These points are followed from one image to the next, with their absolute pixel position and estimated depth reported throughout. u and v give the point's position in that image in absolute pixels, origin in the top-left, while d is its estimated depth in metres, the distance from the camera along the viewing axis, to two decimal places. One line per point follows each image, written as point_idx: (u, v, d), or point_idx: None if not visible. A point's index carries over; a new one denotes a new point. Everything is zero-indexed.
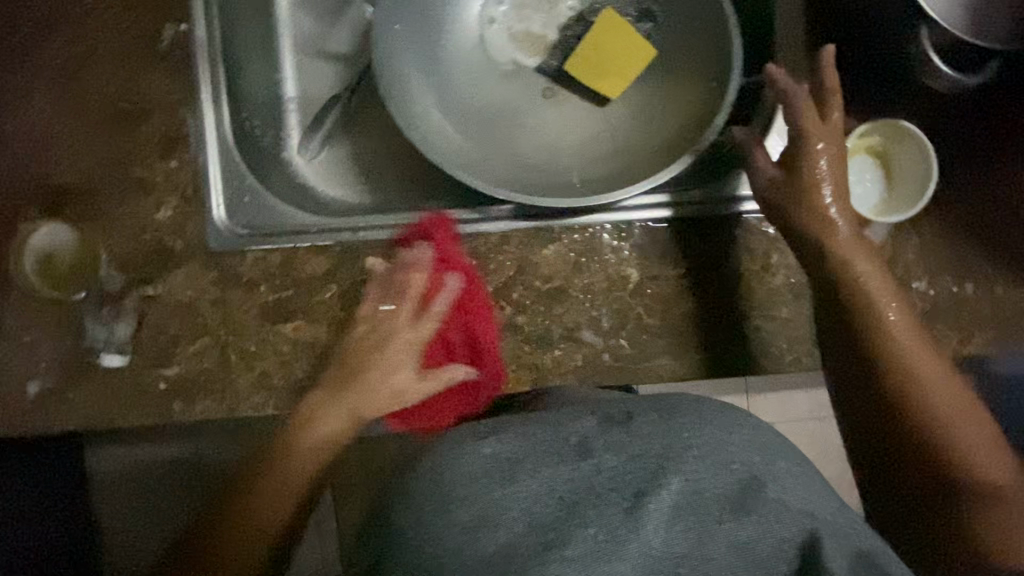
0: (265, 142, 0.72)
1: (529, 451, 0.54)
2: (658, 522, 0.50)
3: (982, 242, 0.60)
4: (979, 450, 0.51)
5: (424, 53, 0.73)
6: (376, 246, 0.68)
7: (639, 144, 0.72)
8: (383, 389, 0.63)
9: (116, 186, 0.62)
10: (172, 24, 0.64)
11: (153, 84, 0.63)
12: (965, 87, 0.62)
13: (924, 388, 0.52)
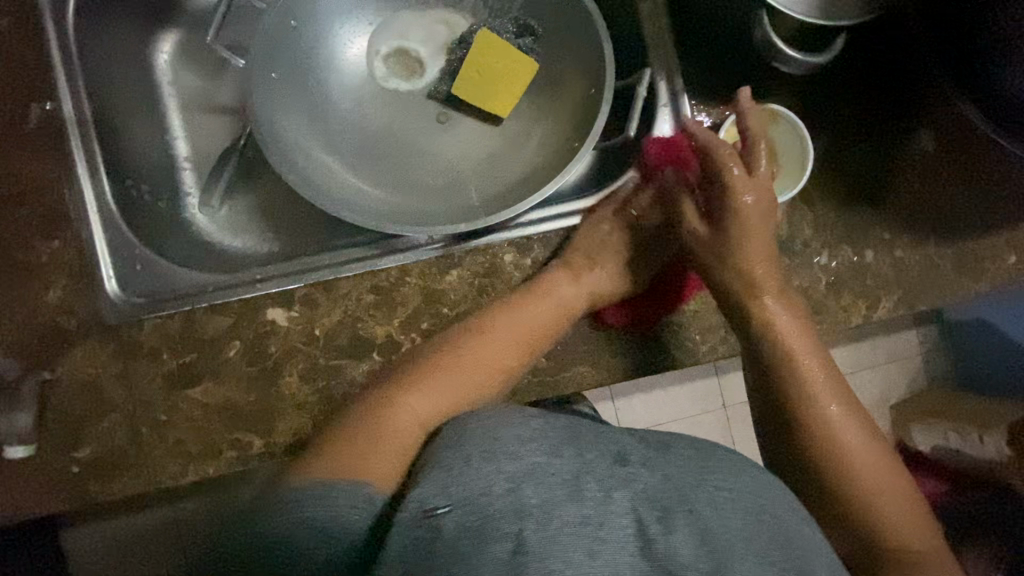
0: (160, 204, 0.72)
1: (568, 446, 0.46)
2: (688, 531, 0.41)
3: (870, 209, 0.66)
4: (893, 499, 0.50)
5: (309, 94, 0.75)
6: (277, 297, 0.64)
7: (534, 157, 0.74)
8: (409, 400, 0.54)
9: (1, 275, 0.62)
10: (37, 103, 0.63)
11: (25, 167, 0.62)
12: (812, 68, 0.65)
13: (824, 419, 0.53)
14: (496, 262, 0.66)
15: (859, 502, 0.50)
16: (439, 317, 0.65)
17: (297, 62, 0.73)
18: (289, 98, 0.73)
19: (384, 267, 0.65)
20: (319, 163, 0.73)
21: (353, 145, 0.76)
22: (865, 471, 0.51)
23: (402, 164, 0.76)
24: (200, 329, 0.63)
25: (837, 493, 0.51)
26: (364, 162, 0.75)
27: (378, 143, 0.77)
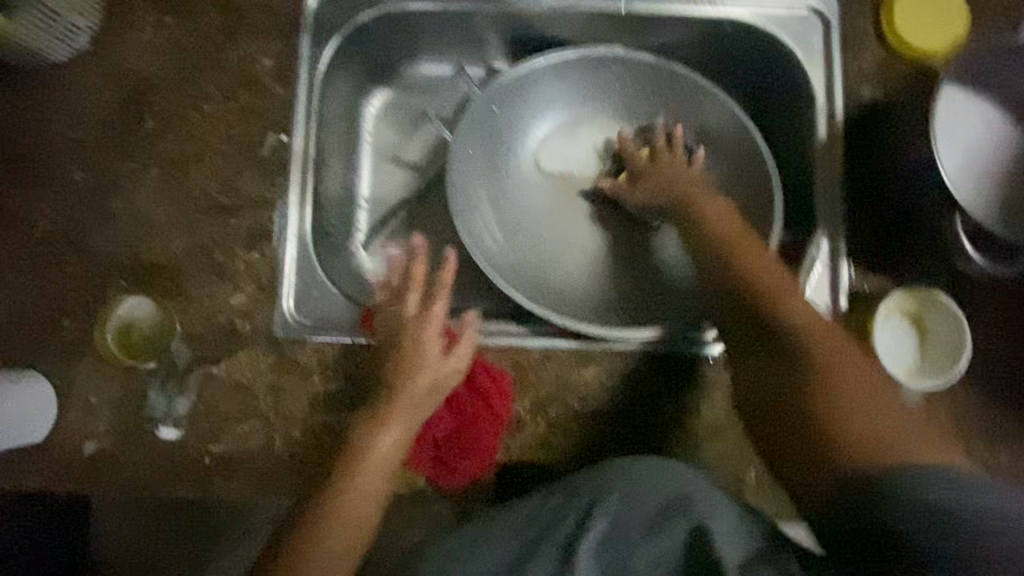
0: (337, 236, 0.80)
1: None
2: None
3: (1015, 418, 0.66)
4: (852, 382, 0.54)
5: (492, 172, 0.82)
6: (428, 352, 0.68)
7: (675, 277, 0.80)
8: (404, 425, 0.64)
9: (200, 270, 0.69)
10: (275, 134, 0.71)
11: (250, 185, 0.70)
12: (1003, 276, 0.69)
13: (820, 392, 0.54)
14: (634, 368, 0.68)
15: (833, 420, 0.53)
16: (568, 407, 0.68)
17: (493, 145, 0.82)
18: (478, 175, 0.81)
19: (532, 346, 0.69)
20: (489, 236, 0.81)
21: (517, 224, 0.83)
22: (831, 354, 0.56)
23: (555, 250, 0.83)
24: (354, 362, 0.68)
25: (816, 371, 0.55)
26: (524, 241, 0.83)
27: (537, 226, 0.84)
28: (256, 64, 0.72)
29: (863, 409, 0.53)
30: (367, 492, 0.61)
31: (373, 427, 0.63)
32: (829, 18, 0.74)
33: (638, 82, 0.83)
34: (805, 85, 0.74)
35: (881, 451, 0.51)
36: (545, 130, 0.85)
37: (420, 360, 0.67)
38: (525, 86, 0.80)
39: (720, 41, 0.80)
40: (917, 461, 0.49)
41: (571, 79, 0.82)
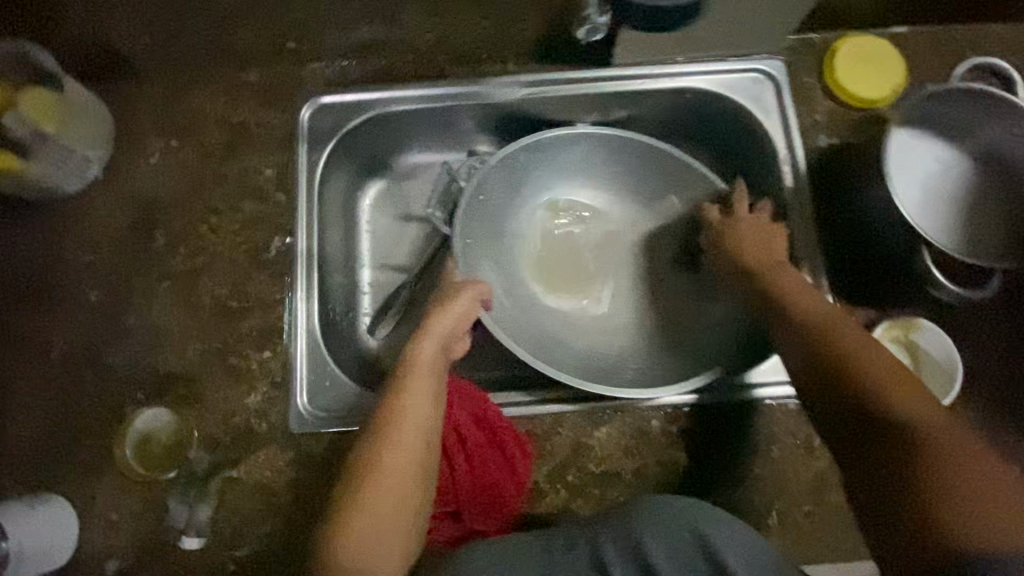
0: (344, 324, 0.83)
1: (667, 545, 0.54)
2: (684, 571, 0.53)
3: None
4: (976, 476, 0.45)
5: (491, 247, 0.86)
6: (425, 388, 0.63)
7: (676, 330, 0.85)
8: (414, 407, 0.61)
9: (215, 374, 0.71)
10: (279, 237, 0.76)
11: (258, 287, 0.74)
12: (980, 296, 0.72)
13: (877, 387, 0.52)
14: (645, 425, 0.70)
15: (846, 388, 0.53)
16: (585, 472, 0.69)
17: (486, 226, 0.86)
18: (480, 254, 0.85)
19: (539, 413, 0.70)
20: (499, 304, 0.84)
21: (518, 293, 0.87)
22: (927, 429, 0.48)
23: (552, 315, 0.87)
24: None
25: (864, 400, 0.52)
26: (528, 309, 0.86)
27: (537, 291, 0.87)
28: (258, 175, 0.78)
29: (855, 362, 0.54)
30: (398, 481, 0.57)
31: (383, 443, 0.58)
32: (779, 80, 0.81)
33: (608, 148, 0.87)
34: (766, 138, 0.80)
35: (967, 538, 0.43)
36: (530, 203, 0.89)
37: (426, 359, 0.65)
38: (509, 174, 0.86)
39: (685, 107, 0.85)
40: (992, 544, 0.42)
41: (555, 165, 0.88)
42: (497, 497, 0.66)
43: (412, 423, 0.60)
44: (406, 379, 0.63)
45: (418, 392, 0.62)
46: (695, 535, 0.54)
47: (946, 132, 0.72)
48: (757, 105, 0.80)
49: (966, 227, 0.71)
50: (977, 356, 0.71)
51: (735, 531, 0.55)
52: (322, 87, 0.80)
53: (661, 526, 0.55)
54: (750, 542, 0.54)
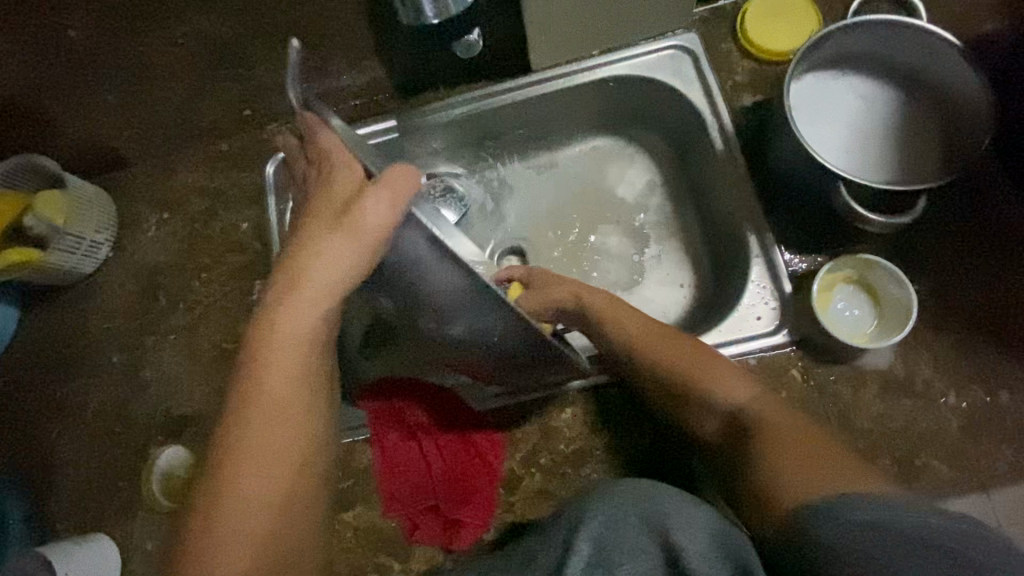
0: None
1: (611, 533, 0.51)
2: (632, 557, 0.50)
3: (993, 343, 0.68)
4: (789, 446, 0.53)
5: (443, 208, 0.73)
6: (284, 354, 0.55)
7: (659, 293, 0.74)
8: (274, 386, 0.54)
9: (219, 409, 0.80)
10: (260, 280, 0.86)
11: (247, 326, 0.83)
12: (929, 220, 0.71)
13: (709, 393, 0.62)
14: (607, 400, 0.73)
15: (693, 398, 0.63)
16: (556, 453, 0.72)
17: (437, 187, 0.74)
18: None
19: (506, 404, 0.74)
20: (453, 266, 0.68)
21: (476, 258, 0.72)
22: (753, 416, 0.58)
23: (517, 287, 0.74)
24: None
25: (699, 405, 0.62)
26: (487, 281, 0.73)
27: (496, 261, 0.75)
28: (237, 230, 0.88)
29: (684, 372, 0.63)
30: (264, 477, 0.52)
31: (237, 445, 0.52)
32: (696, 51, 0.82)
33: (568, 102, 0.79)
34: (689, 109, 0.83)
35: (797, 496, 0.50)
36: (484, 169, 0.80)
37: (285, 318, 0.55)
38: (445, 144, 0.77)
39: (613, 94, 0.88)
40: (817, 495, 0.48)
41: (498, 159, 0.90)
42: (477, 497, 0.70)
43: (274, 405, 0.54)
44: (262, 351, 0.54)
45: (276, 365, 0.54)
46: (640, 518, 0.52)
47: (861, 63, 0.72)
48: (678, 79, 0.83)
49: (901, 151, 0.70)
50: (935, 282, 0.70)
51: (688, 510, 0.51)
52: (281, 142, 0.90)
53: (608, 517, 0.52)
54: (704, 520, 0.50)
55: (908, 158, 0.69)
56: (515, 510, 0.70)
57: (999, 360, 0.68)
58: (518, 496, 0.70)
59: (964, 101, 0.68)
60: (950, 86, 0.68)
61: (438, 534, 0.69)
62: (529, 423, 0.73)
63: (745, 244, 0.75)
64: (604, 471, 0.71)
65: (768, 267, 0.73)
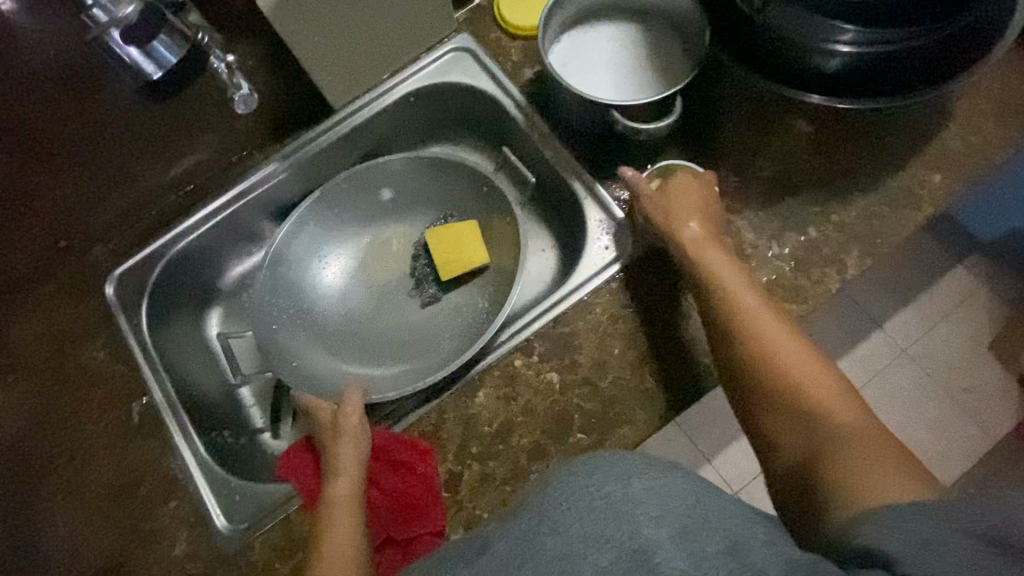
0: (240, 443, 0.86)
1: (575, 531, 0.42)
2: (595, 547, 0.40)
3: (787, 194, 0.80)
4: (865, 452, 0.54)
5: (308, 313, 0.91)
6: (343, 494, 0.66)
7: (503, 286, 0.90)
8: (340, 519, 0.63)
9: (136, 548, 0.74)
10: (137, 401, 0.81)
11: (139, 452, 0.79)
12: (701, 115, 0.83)
13: (797, 383, 0.61)
14: (512, 369, 0.77)
15: (754, 380, 0.63)
16: (484, 437, 0.74)
17: (294, 297, 0.91)
18: (294, 341, 0.87)
19: (423, 414, 0.76)
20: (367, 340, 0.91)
21: (337, 342, 0.90)
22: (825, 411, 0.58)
23: (394, 332, 0.91)
24: (299, 528, 0.73)
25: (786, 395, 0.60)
26: (374, 340, 0.91)
27: (375, 322, 0.92)
28: (95, 362, 0.83)
29: (768, 355, 0.63)
30: None
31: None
32: (471, 48, 0.91)
33: (365, 183, 0.95)
34: (484, 96, 0.91)
35: (865, 496, 0.50)
36: (330, 254, 0.95)
37: (344, 458, 0.68)
38: (285, 256, 0.91)
39: (416, 107, 0.95)
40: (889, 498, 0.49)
41: (360, 238, 0.97)
42: (422, 506, 0.70)
43: (336, 542, 0.61)
44: (330, 493, 0.66)
45: (339, 503, 0.65)
46: (605, 500, 0.43)
47: (601, 12, 0.84)
48: (465, 76, 0.91)
49: (657, 70, 0.81)
50: (726, 164, 0.82)
51: (657, 483, 0.44)
52: (115, 260, 0.88)
53: (575, 511, 0.43)
54: (670, 494, 0.44)
55: (665, 74, 0.81)
56: (465, 506, 0.71)
57: (798, 206, 0.80)
58: (464, 492, 0.72)
59: (685, 17, 0.81)
60: (668, 8, 0.81)
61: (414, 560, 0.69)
62: (450, 420, 0.75)
63: (571, 191, 0.85)
64: (534, 435, 0.74)
65: (597, 202, 0.82)
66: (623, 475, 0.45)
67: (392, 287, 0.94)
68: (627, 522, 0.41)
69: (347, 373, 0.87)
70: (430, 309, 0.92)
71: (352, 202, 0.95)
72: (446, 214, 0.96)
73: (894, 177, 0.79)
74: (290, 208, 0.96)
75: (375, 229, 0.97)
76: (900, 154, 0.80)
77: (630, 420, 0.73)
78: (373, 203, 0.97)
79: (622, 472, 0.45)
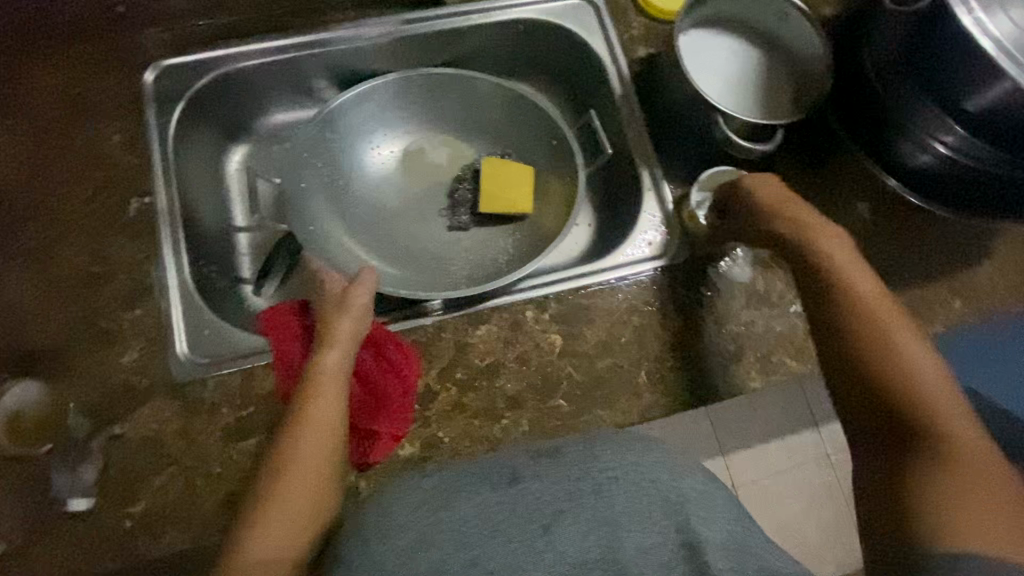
0: (222, 283, 0.82)
1: (631, 502, 0.54)
2: (641, 522, 0.53)
3: None
4: (981, 501, 0.50)
5: (338, 189, 0.89)
6: (335, 366, 0.63)
7: (534, 239, 0.89)
8: (327, 393, 0.61)
9: (85, 340, 0.70)
10: (137, 198, 0.76)
11: (119, 249, 0.74)
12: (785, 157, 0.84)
13: (923, 398, 0.56)
14: (520, 318, 0.77)
15: (882, 369, 0.58)
16: (471, 369, 0.74)
17: (329, 168, 0.88)
18: (315, 206, 0.86)
19: (422, 325, 0.75)
20: (384, 237, 0.89)
21: (355, 227, 0.88)
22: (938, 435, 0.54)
23: (412, 239, 0.90)
24: (258, 384, 0.70)
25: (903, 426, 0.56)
26: (392, 240, 0.89)
27: (399, 224, 0.90)
28: (108, 143, 0.77)
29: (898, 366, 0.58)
30: (310, 472, 0.56)
31: (293, 448, 0.57)
32: (598, 4, 0.89)
33: (443, 90, 0.92)
34: (592, 53, 0.89)
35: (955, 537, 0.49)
36: (378, 142, 0.93)
37: (342, 333, 0.65)
38: (336, 123, 0.88)
39: (521, 38, 0.93)
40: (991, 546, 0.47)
41: (415, 138, 0.94)
42: (394, 408, 0.70)
43: (322, 414, 0.59)
44: (322, 364, 0.63)
45: (329, 376, 0.62)
46: (655, 486, 0.55)
47: (733, 25, 0.85)
48: (581, 27, 0.89)
49: (760, 101, 0.82)
50: None
51: (704, 492, 0.57)
52: (166, 51, 0.82)
53: (631, 487, 0.55)
54: (715, 506, 0.56)
55: (766, 108, 0.82)
56: (429, 426, 0.70)
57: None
58: (431, 414, 0.71)
59: (807, 62, 0.82)
60: (796, 48, 0.83)
61: (367, 457, 0.68)
62: (444, 340, 0.75)
63: (633, 179, 0.85)
64: (517, 387, 0.74)
65: (657, 196, 0.83)
66: (673, 471, 0.57)
67: (427, 198, 0.92)
68: (673, 503, 0.54)
69: (356, 259, 0.86)
70: (454, 233, 0.91)
71: (421, 100, 0.92)
72: (503, 150, 0.95)
73: (927, 286, 0.82)
74: (356, 79, 0.92)
75: (432, 135, 0.95)
76: (938, 268, 0.83)
77: (609, 406, 0.73)
78: (440, 109, 0.94)
79: (675, 470, 0.58)
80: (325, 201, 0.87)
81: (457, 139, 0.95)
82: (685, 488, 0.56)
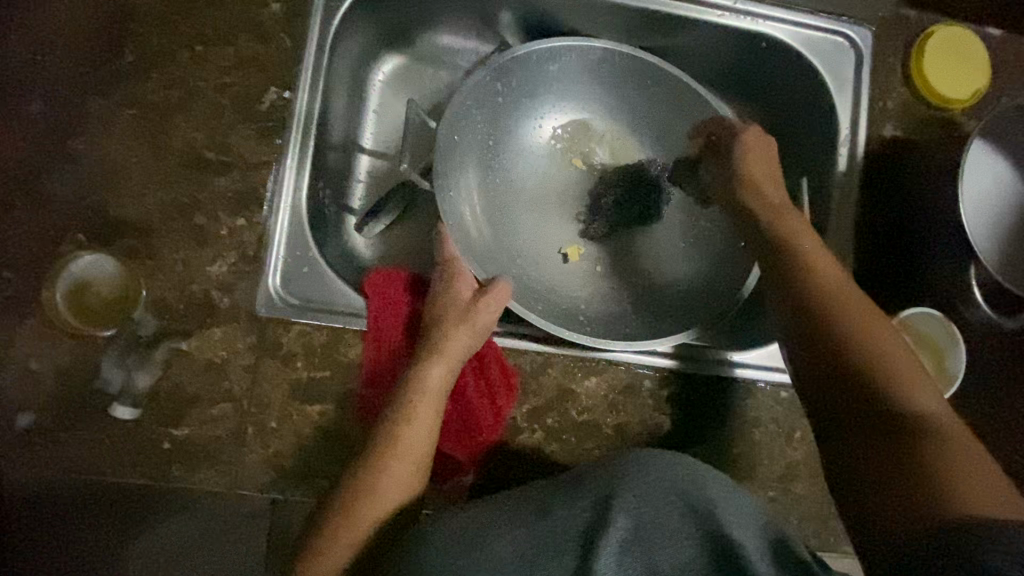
0: (330, 209, 0.72)
1: (659, 515, 0.46)
2: (676, 537, 0.45)
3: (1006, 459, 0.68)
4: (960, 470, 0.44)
5: (485, 150, 0.76)
6: (439, 384, 0.59)
7: (672, 289, 0.77)
8: (426, 412, 0.57)
9: (176, 231, 0.61)
10: (277, 89, 0.65)
11: (241, 141, 0.63)
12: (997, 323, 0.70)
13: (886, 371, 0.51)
14: (635, 382, 0.67)
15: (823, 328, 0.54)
16: (566, 418, 0.65)
17: (484, 124, 0.75)
18: (458, 162, 0.74)
19: (532, 351, 0.66)
20: (514, 223, 0.77)
21: (487, 202, 0.76)
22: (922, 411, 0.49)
23: (542, 236, 0.78)
24: (342, 351, 0.62)
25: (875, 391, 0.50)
26: (520, 229, 0.78)
27: (533, 213, 0.78)
28: (264, 11, 0.66)
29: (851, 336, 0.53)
30: (393, 490, 0.54)
31: (384, 462, 0.55)
32: (862, 57, 0.73)
33: (637, 81, 0.78)
34: (830, 112, 0.73)
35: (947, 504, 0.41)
36: (545, 110, 0.79)
37: (454, 346, 0.61)
38: (511, 74, 0.74)
39: (755, 57, 0.76)
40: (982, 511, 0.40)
41: (585, 119, 0.81)
42: (481, 440, 0.63)
43: (417, 433, 0.56)
44: (427, 376, 0.59)
45: (431, 393, 0.59)
46: (684, 499, 0.47)
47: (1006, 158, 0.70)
48: (832, 74, 0.73)
49: (999, 253, 0.69)
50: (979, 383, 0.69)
51: (733, 501, 0.48)
52: None
53: (651, 497, 0.47)
54: (747, 511, 0.48)
55: (1003, 263, 0.68)
56: (503, 465, 0.63)
57: None
58: (509, 453, 0.63)
59: None
60: None
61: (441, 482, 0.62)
62: (550, 377, 0.66)
63: None
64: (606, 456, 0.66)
65: None
66: (691, 478, 0.48)
67: (573, 194, 0.80)
68: (702, 520, 0.46)
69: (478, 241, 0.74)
70: (588, 246, 0.79)
71: (608, 83, 0.78)
72: None
73: None
74: (549, 32, 0.78)
75: (602, 124, 0.81)
76: None
77: None
78: (624, 101, 0.80)
79: (693, 474, 0.49)
80: (469, 159, 0.75)
81: (628, 138, 0.81)
82: (709, 497, 0.47)
